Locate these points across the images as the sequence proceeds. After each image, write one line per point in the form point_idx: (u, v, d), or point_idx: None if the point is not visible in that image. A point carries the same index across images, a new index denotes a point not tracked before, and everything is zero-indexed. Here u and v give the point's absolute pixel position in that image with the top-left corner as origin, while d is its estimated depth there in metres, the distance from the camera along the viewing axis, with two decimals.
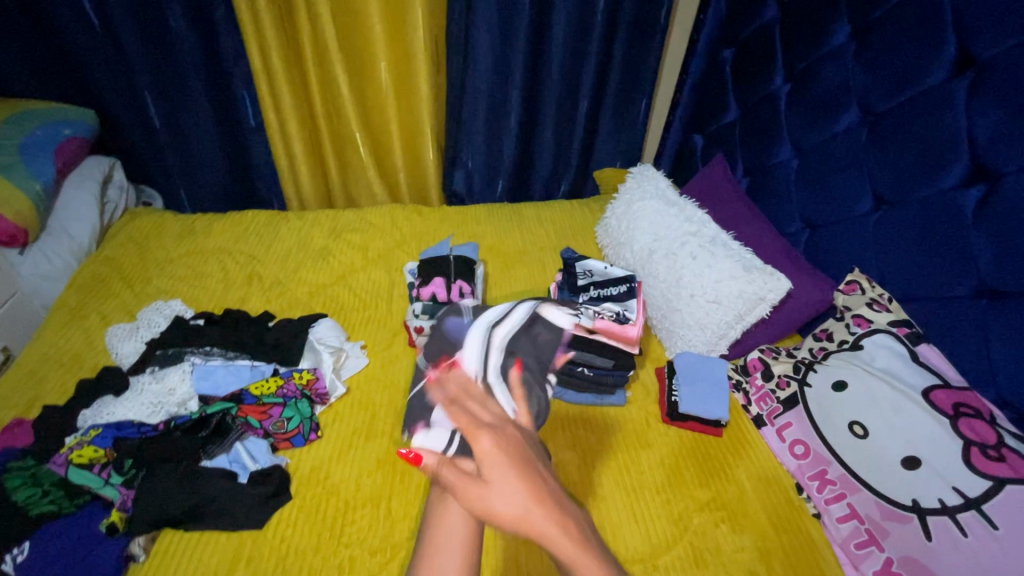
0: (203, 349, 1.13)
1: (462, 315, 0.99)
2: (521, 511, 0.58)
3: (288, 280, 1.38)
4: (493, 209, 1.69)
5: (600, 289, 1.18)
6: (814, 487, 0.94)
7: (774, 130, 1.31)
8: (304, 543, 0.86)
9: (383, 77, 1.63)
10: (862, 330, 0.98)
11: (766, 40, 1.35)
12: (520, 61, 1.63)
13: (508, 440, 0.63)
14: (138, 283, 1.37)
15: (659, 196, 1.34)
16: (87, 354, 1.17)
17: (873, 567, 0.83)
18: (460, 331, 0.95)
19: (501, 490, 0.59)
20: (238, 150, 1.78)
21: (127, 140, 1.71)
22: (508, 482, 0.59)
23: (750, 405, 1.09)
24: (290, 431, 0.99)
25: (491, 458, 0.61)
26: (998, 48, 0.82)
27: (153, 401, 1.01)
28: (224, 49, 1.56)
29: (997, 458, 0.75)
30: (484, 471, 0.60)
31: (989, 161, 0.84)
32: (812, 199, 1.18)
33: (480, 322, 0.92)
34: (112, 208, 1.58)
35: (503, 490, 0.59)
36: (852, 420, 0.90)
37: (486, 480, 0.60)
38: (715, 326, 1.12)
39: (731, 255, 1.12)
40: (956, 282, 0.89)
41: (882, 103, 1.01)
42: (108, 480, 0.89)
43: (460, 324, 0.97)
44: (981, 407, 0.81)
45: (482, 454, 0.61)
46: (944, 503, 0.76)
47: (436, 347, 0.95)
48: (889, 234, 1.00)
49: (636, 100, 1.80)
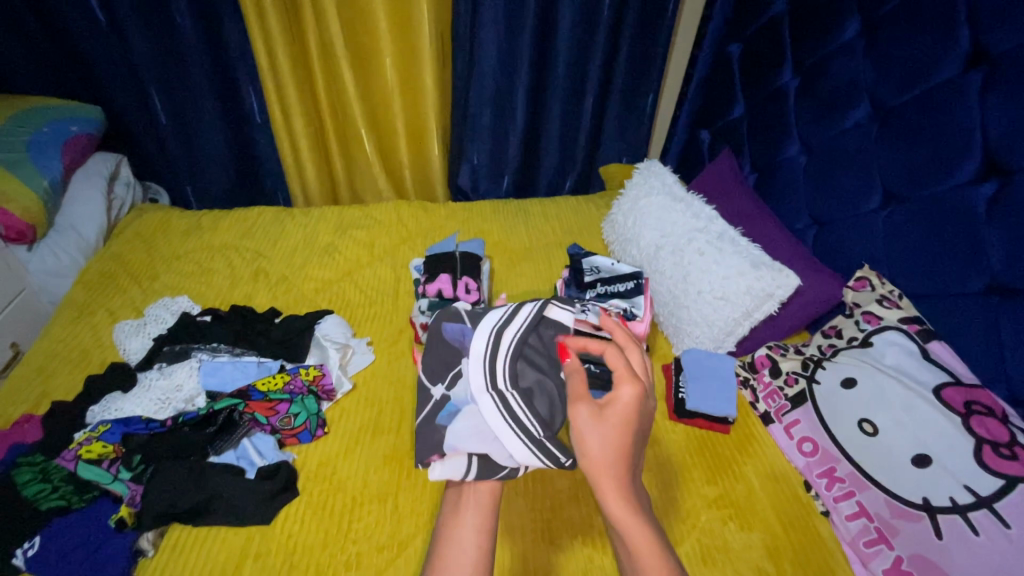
0: (210, 346, 1.12)
1: (463, 319, 0.87)
2: (608, 460, 0.64)
3: (294, 276, 1.38)
4: (498, 206, 1.68)
5: (606, 286, 1.16)
6: (822, 484, 0.93)
7: (782, 126, 1.30)
8: (311, 539, 0.86)
9: (388, 73, 1.62)
10: (872, 327, 0.97)
11: (774, 35, 1.34)
12: (525, 57, 1.62)
13: (646, 406, 0.67)
14: (145, 280, 1.37)
15: (666, 191, 1.33)
16: (95, 351, 1.18)
17: (883, 565, 0.82)
18: (463, 339, 0.85)
19: (604, 435, 0.65)
20: (244, 147, 1.78)
21: (134, 137, 1.71)
22: (620, 427, 0.65)
23: (758, 402, 1.09)
24: (296, 427, 0.99)
25: (621, 403, 0.66)
26: (1011, 43, 0.81)
27: (161, 397, 1.01)
28: (229, 45, 1.56)
29: (1009, 456, 0.74)
30: (606, 410, 0.66)
31: (1002, 157, 0.83)
32: (820, 195, 1.17)
33: (481, 328, 0.80)
34: (119, 204, 1.59)
35: (610, 437, 0.65)
36: (862, 417, 0.89)
37: (600, 419, 0.66)
38: (723, 322, 1.11)
39: (739, 252, 1.11)
40: (967, 278, 0.88)
41: (892, 99, 1.00)
42: (117, 476, 0.89)
43: (461, 330, 0.86)
44: (993, 405, 0.80)
45: (615, 399, 0.66)
46: (955, 501, 0.75)
47: (435, 354, 0.86)
48: (899, 231, 0.99)
49: (642, 96, 1.78)
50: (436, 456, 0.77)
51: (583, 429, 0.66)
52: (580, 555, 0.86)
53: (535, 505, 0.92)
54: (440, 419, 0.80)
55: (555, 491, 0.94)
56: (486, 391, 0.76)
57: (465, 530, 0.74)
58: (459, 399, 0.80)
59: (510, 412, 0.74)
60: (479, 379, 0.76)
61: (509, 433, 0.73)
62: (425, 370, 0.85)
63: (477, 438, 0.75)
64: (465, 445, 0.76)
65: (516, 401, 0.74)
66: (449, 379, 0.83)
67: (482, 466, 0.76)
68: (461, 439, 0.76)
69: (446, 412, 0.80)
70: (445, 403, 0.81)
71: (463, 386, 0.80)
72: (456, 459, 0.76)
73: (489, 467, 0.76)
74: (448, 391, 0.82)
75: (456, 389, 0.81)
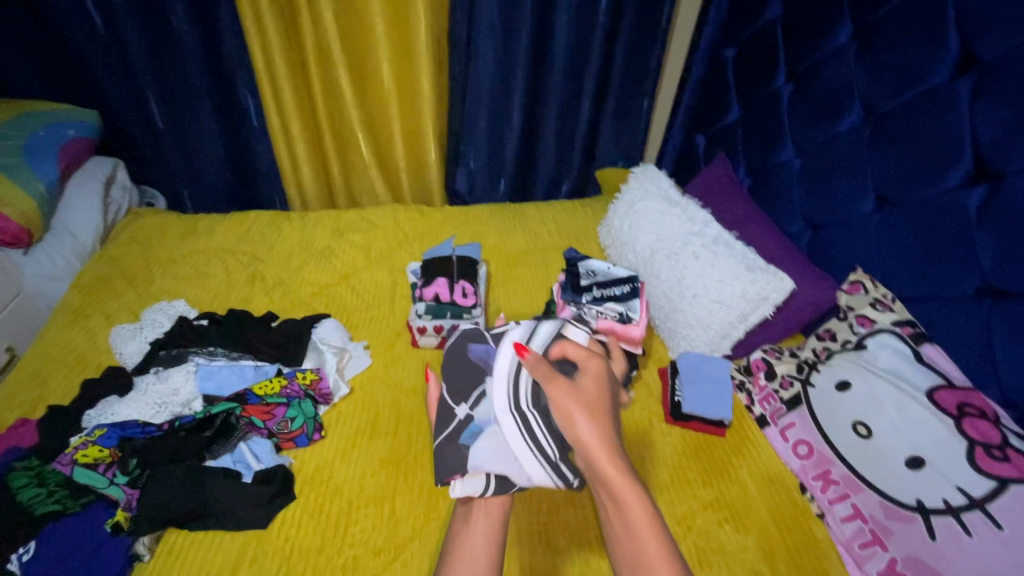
0: (207, 350, 1.12)
1: (488, 342, 0.91)
2: (599, 421, 0.67)
3: (291, 280, 1.38)
4: (494, 209, 1.69)
5: (602, 289, 1.15)
6: (817, 487, 0.94)
7: (776, 130, 1.31)
8: (308, 543, 0.86)
9: (386, 78, 1.63)
10: (865, 330, 0.98)
11: (768, 40, 1.35)
12: (522, 61, 1.63)
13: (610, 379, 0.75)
14: (141, 284, 1.37)
15: (661, 196, 1.34)
16: (91, 355, 1.17)
17: (878, 567, 0.83)
18: (486, 359, 0.89)
19: (588, 398, 0.69)
20: (241, 150, 1.78)
21: (130, 140, 1.71)
22: (596, 393, 0.70)
23: (753, 405, 1.09)
24: (294, 431, 0.99)
25: (592, 373, 0.73)
26: (1001, 49, 0.82)
27: (158, 401, 1.01)
28: (227, 49, 1.56)
29: (1001, 458, 0.75)
30: (580, 381, 0.72)
31: (992, 161, 0.84)
32: (814, 200, 1.18)
33: (506, 344, 0.81)
34: (115, 208, 1.59)
35: (593, 400, 0.69)
36: (856, 419, 0.90)
37: (578, 387, 0.70)
38: (718, 325, 1.12)
39: (734, 255, 1.12)
40: (959, 281, 0.89)
41: (884, 104, 1.02)
42: (113, 480, 0.89)
43: (486, 351, 0.90)
44: (986, 407, 0.81)
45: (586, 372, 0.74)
46: (949, 503, 0.76)
47: (459, 374, 0.89)
48: (891, 235, 1.00)
49: (638, 100, 1.80)
50: (457, 475, 0.78)
51: (566, 397, 0.68)
52: (577, 558, 0.86)
53: (532, 508, 0.92)
54: (463, 440, 0.82)
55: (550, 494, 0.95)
56: (508, 412, 0.75)
57: (475, 544, 0.74)
58: (483, 420, 0.82)
59: (530, 433, 0.74)
60: (502, 398, 0.76)
61: (527, 453, 0.73)
62: (449, 389, 0.87)
63: (498, 457, 0.77)
64: (484, 463, 0.77)
65: (538, 423, 0.74)
66: (473, 401, 0.85)
67: (500, 483, 0.77)
68: (481, 458, 0.78)
69: (469, 432, 0.82)
70: (468, 423, 0.83)
71: (486, 406, 0.83)
72: (476, 477, 0.77)
73: (507, 485, 0.76)
74: (471, 410, 0.84)
75: (479, 409, 0.84)
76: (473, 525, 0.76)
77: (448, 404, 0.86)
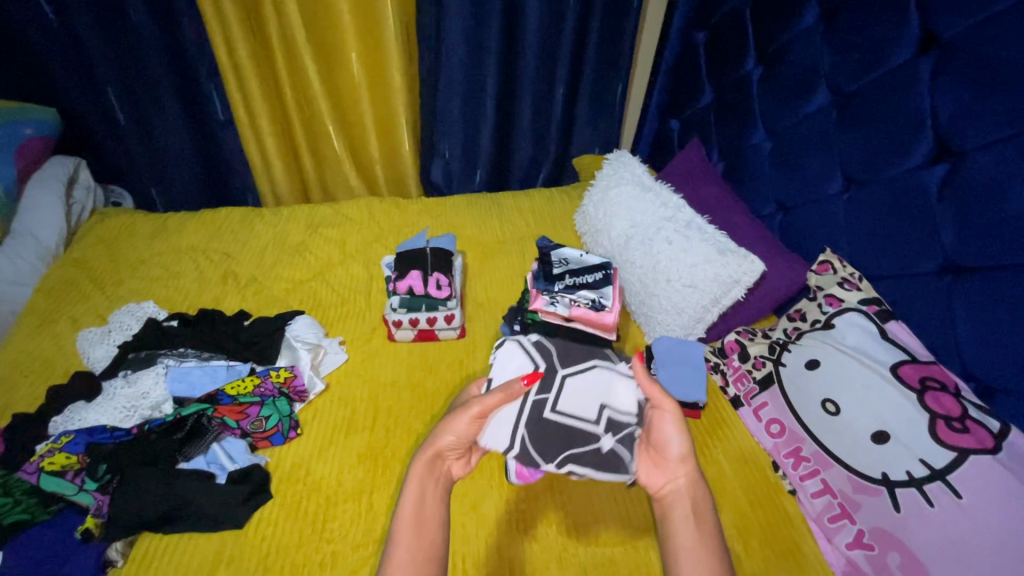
0: (177, 352, 1.10)
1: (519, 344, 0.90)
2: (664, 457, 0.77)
3: (264, 277, 1.36)
4: (471, 200, 1.67)
5: (575, 277, 1.13)
6: (789, 464, 0.96)
7: (748, 113, 1.32)
8: (285, 541, 0.86)
9: (355, 69, 1.60)
10: (833, 310, 1.00)
11: (738, 23, 1.35)
12: (494, 48, 1.60)
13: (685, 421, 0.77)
14: (108, 286, 1.34)
15: (635, 181, 1.34)
16: (58, 360, 1.15)
17: (846, 540, 0.85)
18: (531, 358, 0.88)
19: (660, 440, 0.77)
20: (210, 145, 1.73)
21: (93, 138, 1.66)
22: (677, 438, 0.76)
23: (728, 386, 1.11)
24: (268, 430, 0.98)
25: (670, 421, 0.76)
26: (962, 27, 0.83)
27: (126, 405, 0.98)
28: (188, 41, 1.51)
29: (961, 429, 0.77)
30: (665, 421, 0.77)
31: (953, 138, 0.85)
32: (785, 182, 1.19)
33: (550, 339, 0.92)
34: (79, 209, 1.54)
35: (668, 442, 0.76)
36: (825, 397, 0.92)
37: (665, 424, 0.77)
38: (692, 309, 1.14)
39: (706, 239, 1.13)
40: (922, 259, 0.91)
41: (850, 84, 1.02)
42: (82, 486, 0.87)
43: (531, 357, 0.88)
44: (947, 380, 0.83)
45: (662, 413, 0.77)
46: (912, 475, 0.78)
47: (512, 371, 0.86)
48: (859, 213, 1.01)
49: (613, 85, 1.78)
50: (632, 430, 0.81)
51: (670, 435, 0.76)
52: (554, 543, 0.87)
53: (511, 496, 0.93)
54: (563, 403, 0.85)
55: (487, 466, 0.98)
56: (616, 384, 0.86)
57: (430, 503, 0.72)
58: (578, 406, 0.84)
59: (618, 432, 0.82)
60: (585, 381, 0.86)
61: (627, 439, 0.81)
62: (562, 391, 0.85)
63: (587, 411, 0.84)
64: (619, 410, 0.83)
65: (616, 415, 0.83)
66: (557, 384, 0.86)
67: (607, 454, 0.80)
68: (580, 422, 0.83)
69: (565, 398, 0.85)
70: (565, 396, 0.85)
71: (586, 384, 0.86)
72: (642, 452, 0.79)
73: (609, 459, 0.80)
74: (565, 384, 0.86)
75: (575, 383, 0.86)
76: (428, 493, 0.73)
77: (559, 381, 0.86)
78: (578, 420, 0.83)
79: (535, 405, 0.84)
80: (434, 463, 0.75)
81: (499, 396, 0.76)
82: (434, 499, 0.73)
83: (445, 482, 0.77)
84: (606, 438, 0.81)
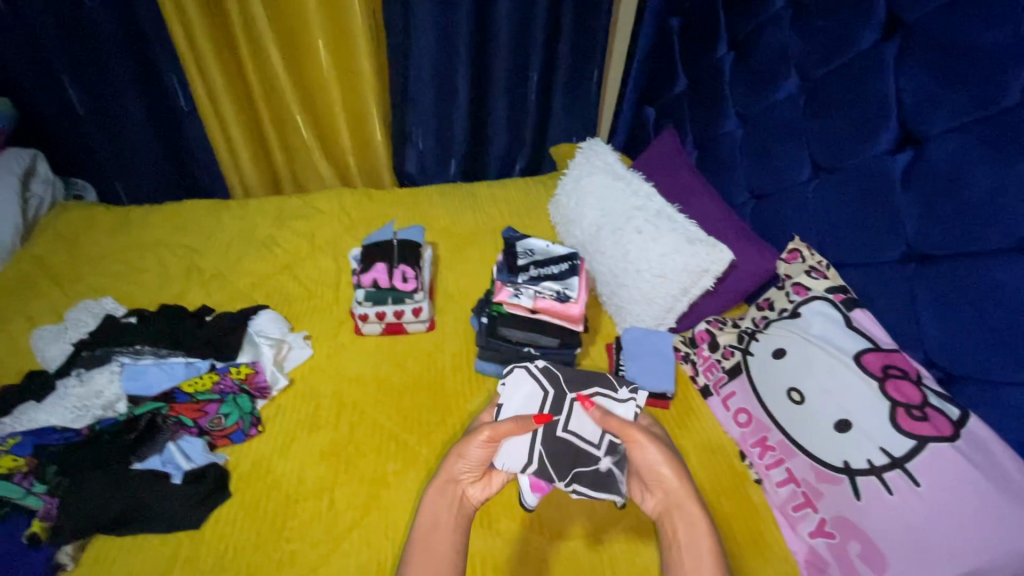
0: (132, 348, 1.05)
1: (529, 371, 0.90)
2: (654, 479, 0.76)
3: (230, 272, 1.33)
4: (444, 190, 1.64)
5: (539, 269, 1.11)
6: (755, 454, 0.96)
7: (720, 100, 1.30)
8: (242, 541, 0.84)
9: (322, 57, 1.56)
10: (800, 298, 0.99)
11: (711, 7, 1.33)
12: (465, 34, 1.57)
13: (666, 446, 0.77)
14: (66, 282, 1.30)
15: (607, 169, 1.32)
16: (13, 358, 1.12)
17: (809, 528, 0.85)
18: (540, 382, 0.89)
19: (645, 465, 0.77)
20: (175, 136, 1.69)
21: (51, 129, 1.60)
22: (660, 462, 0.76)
23: (697, 375, 1.11)
24: (227, 427, 0.97)
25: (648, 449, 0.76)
26: (926, 10, 0.82)
27: (77, 405, 0.95)
28: (147, 27, 1.46)
29: (920, 417, 0.77)
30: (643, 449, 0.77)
31: (917, 124, 0.84)
32: (756, 170, 1.18)
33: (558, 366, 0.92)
34: (36, 203, 1.49)
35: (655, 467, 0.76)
36: (791, 387, 0.91)
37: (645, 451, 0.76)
38: (662, 299, 1.12)
39: (676, 228, 1.12)
40: (887, 246, 0.90)
41: (818, 70, 1.01)
42: (30, 489, 0.85)
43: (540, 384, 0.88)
44: (908, 368, 0.83)
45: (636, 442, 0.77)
46: (872, 463, 0.78)
47: (523, 397, 0.87)
48: (826, 201, 1.00)
49: (588, 72, 1.75)
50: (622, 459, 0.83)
51: (654, 461, 0.76)
52: (516, 538, 0.86)
53: None
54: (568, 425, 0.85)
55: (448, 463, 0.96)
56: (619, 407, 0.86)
57: (445, 530, 0.74)
58: (585, 427, 0.85)
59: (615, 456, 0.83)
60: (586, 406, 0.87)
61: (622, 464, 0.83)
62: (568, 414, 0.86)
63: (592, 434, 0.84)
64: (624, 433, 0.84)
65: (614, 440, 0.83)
66: (567, 407, 0.86)
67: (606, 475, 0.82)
68: (585, 442, 0.83)
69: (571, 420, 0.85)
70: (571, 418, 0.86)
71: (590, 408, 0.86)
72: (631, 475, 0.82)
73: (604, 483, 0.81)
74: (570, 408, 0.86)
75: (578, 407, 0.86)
76: (441, 517, 0.74)
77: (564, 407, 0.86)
78: (582, 442, 0.84)
79: (546, 427, 0.84)
80: (446, 487, 0.77)
81: (511, 425, 0.77)
82: (450, 522, 0.74)
83: (460, 504, 0.78)
84: (605, 460, 0.83)
